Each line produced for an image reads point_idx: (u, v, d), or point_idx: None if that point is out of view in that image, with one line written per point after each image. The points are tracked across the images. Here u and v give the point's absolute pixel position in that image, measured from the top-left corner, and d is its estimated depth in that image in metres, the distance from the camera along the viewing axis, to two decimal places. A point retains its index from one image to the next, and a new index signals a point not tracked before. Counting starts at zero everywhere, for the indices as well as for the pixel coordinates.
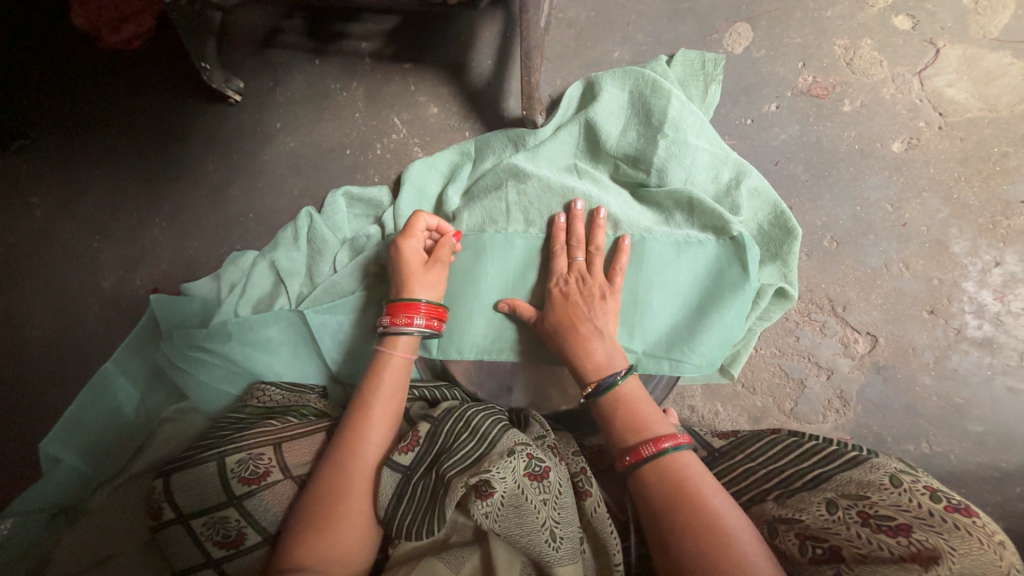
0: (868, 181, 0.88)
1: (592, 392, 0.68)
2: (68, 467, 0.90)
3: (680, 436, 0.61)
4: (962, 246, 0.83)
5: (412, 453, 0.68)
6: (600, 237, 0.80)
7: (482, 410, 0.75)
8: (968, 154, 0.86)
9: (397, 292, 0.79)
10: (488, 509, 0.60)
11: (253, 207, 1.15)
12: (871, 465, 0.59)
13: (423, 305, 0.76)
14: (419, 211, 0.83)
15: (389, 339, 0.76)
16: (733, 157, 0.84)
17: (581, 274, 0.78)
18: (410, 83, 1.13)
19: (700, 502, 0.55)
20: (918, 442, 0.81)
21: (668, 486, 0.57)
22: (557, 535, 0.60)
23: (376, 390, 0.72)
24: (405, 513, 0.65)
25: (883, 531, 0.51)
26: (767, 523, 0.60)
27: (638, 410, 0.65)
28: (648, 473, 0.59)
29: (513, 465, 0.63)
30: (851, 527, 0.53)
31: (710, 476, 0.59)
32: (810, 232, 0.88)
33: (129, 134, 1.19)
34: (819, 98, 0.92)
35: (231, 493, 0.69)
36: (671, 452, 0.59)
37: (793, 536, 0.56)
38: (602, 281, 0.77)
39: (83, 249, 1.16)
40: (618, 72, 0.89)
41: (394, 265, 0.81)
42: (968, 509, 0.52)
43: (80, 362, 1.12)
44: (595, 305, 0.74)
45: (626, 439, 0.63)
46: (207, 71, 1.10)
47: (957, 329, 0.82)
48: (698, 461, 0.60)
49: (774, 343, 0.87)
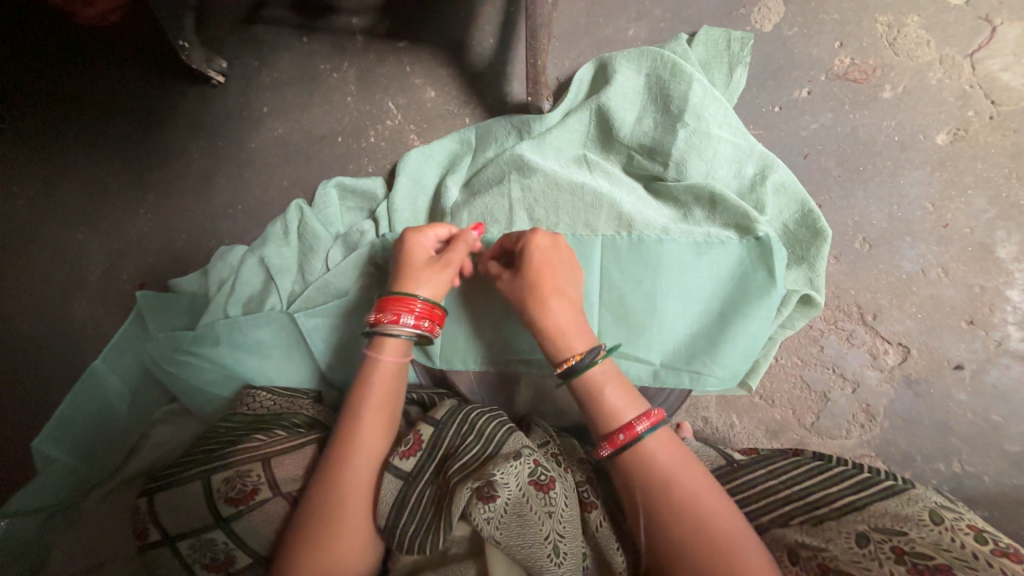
0: (907, 177, 0.80)
1: (568, 370, 0.60)
2: (60, 465, 0.85)
3: (653, 414, 0.58)
4: (1009, 251, 0.77)
5: (414, 459, 0.65)
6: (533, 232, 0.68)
7: (486, 411, 0.70)
8: (1021, 148, 0.79)
9: (394, 284, 0.72)
10: (490, 514, 0.56)
11: (241, 197, 1.08)
12: (910, 497, 0.55)
13: (419, 303, 0.68)
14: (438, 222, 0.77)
15: (377, 340, 0.68)
16: (759, 148, 0.77)
17: (548, 239, 0.68)
18: (406, 63, 1.04)
19: (682, 489, 0.53)
20: (948, 461, 0.76)
21: (650, 479, 0.54)
22: (561, 550, 0.56)
23: (366, 399, 0.65)
24: (407, 523, 0.61)
25: (920, 573, 0.46)
26: (786, 548, 0.55)
27: (615, 389, 0.59)
28: (627, 465, 0.56)
29: (516, 470, 0.59)
30: (885, 564, 0.49)
31: (684, 453, 0.57)
32: (841, 233, 0.81)
33: (106, 118, 1.11)
34: (856, 83, 0.84)
35: (218, 515, 0.65)
36: (649, 433, 0.56)
37: (815, 566, 0.52)
38: (564, 246, 0.69)
39: (63, 241, 1.10)
40: (634, 53, 0.81)
41: (397, 258, 0.74)
42: (1019, 555, 0.48)
43: (59, 361, 1.06)
44: (565, 273, 0.67)
45: (605, 423, 0.58)
46: (187, 50, 1.02)
47: (997, 341, 0.76)
48: (673, 437, 0.58)
49: (796, 352, 0.82)
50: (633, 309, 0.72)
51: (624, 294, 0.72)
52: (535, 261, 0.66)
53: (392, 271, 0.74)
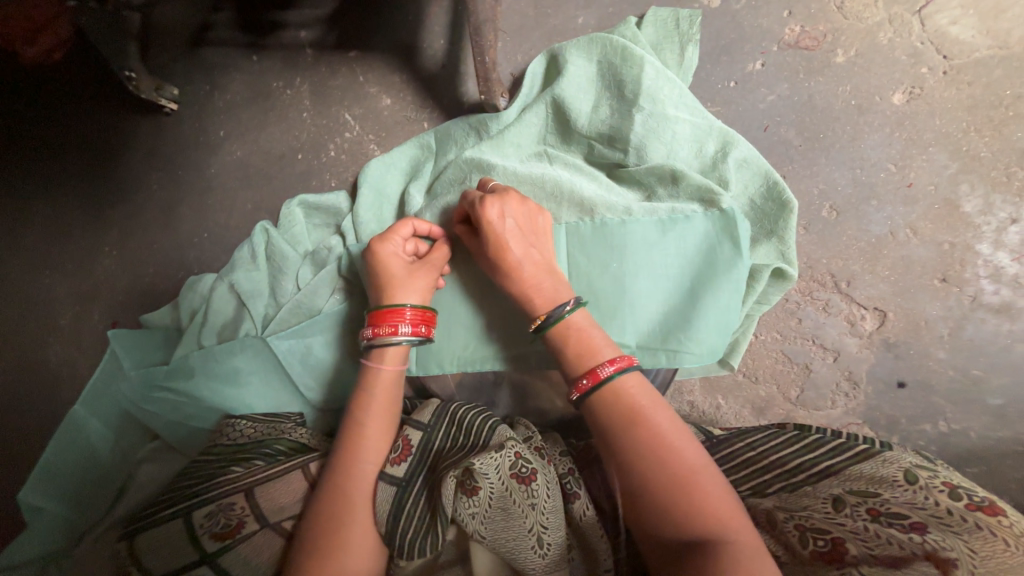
0: (868, 140, 0.83)
1: (540, 326, 0.62)
2: (52, 515, 0.82)
3: (620, 359, 0.57)
4: (974, 205, 0.81)
5: (406, 464, 0.63)
6: (488, 207, 0.65)
7: (473, 406, 0.68)
8: (976, 100, 0.81)
9: (378, 299, 0.70)
10: (475, 508, 0.56)
11: (206, 225, 1.06)
12: (885, 459, 0.54)
13: (409, 311, 0.67)
14: (405, 219, 0.73)
15: (376, 352, 0.68)
16: (718, 125, 0.76)
17: (498, 207, 0.66)
18: (359, 73, 1.02)
19: (650, 430, 0.52)
20: (934, 421, 0.81)
21: (618, 421, 0.54)
22: (545, 541, 0.55)
23: (367, 408, 0.65)
24: (406, 528, 0.58)
25: (895, 527, 0.45)
26: (764, 513, 0.53)
27: (584, 336, 0.60)
28: (598, 407, 0.55)
29: (498, 462, 0.58)
30: (860, 525, 0.47)
31: (655, 396, 0.55)
32: (808, 202, 0.84)
33: (62, 157, 1.08)
34: (809, 51, 0.86)
35: (203, 551, 0.62)
36: (616, 378, 0.56)
37: (793, 528, 0.49)
38: (522, 210, 0.67)
39: (31, 286, 1.07)
40: (583, 40, 0.80)
41: (371, 271, 0.71)
42: (994, 508, 0.47)
43: (41, 410, 1.04)
44: (525, 237, 0.66)
45: (575, 370, 0.59)
46: (135, 79, 1.00)
47: (970, 296, 0.81)
48: (644, 379, 0.57)
49: (775, 327, 0.85)
50: (603, 295, 0.71)
51: (592, 279, 0.71)
52: (490, 233, 0.65)
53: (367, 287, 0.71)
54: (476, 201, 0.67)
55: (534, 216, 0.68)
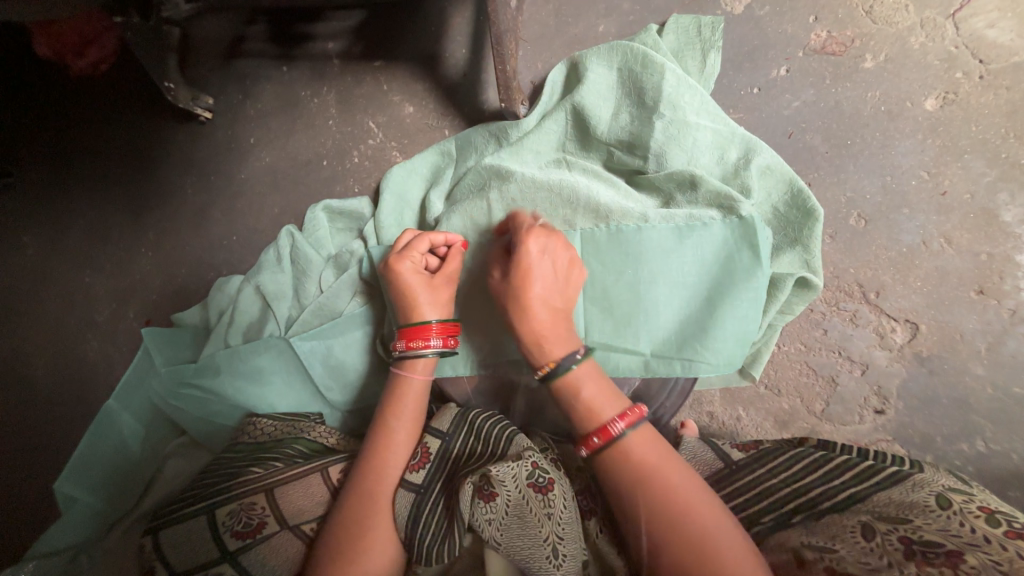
0: (898, 147, 0.82)
1: (546, 375, 0.61)
2: (86, 507, 0.85)
3: (630, 413, 0.57)
4: (1013, 214, 0.78)
5: (424, 471, 0.63)
6: (532, 243, 0.64)
7: (490, 414, 0.68)
8: (1015, 106, 0.79)
9: (402, 315, 0.70)
10: (492, 515, 0.56)
11: (236, 228, 1.10)
12: (915, 483, 0.51)
13: (433, 326, 0.68)
14: (422, 233, 0.73)
15: (406, 362, 0.69)
16: (741, 132, 0.75)
17: (540, 244, 0.65)
18: (384, 82, 1.05)
19: (662, 488, 0.52)
20: (971, 440, 0.77)
21: (628, 479, 0.54)
22: (560, 552, 0.54)
23: (397, 415, 0.66)
24: (423, 536, 0.58)
25: (928, 561, 0.42)
26: (791, 552, 0.50)
27: (595, 390, 0.60)
28: (610, 465, 0.56)
29: (515, 471, 0.58)
30: (889, 556, 0.44)
31: (669, 452, 0.56)
32: (835, 210, 0.83)
33: (105, 162, 1.14)
34: (836, 56, 0.85)
35: (224, 549, 0.63)
36: (626, 434, 0.56)
37: (819, 566, 0.46)
38: (557, 252, 0.66)
39: (71, 285, 1.12)
40: (604, 49, 0.80)
41: (390, 289, 0.71)
42: None
43: (78, 403, 1.08)
44: (557, 278, 0.65)
45: (584, 423, 0.59)
46: (172, 90, 1.05)
47: (1010, 309, 0.77)
48: (656, 434, 0.57)
49: (799, 338, 0.83)
50: (618, 301, 0.70)
51: (608, 285, 0.71)
52: (521, 270, 0.64)
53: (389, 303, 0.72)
54: (522, 231, 0.66)
55: (572, 266, 0.67)
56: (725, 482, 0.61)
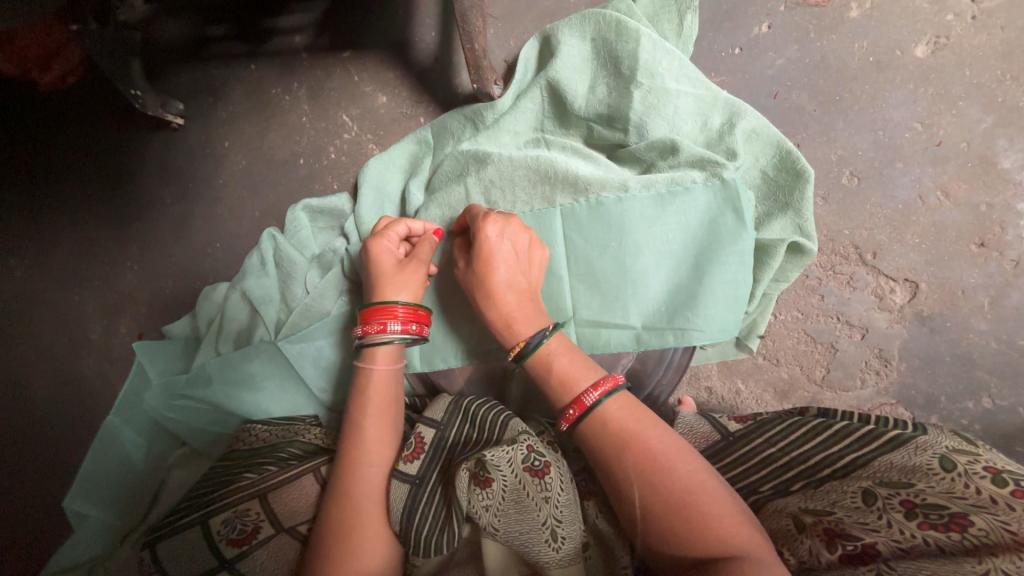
0: (890, 99, 0.78)
1: (518, 354, 0.60)
2: (88, 526, 0.84)
3: (605, 382, 0.56)
4: (1012, 159, 0.75)
5: (418, 461, 0.61)
6: (488, 226, 0.64)
7: (487, 400, 0.67)
8: (1010, 46, 0.76)
9: (370, 297, 0.70)
10: (489, 501, 0.55)
11: (219, 234, 1.08)
12: (918, 446, 0.49)
13: (399, 309, 0.66)
14: (400, 218, 0.74)
15: (368, 351, 0.67)
16: (723, 96, 0.72)
17: (499, 226, 0.64)
18: (354, 72, 1.03)
19: (639, 453, 0.51)
20: (977, 397, 0.76)
21: (606, 448, 0.53)
22: (559, 535, 0.53)
23: (365, 411, 0.64)
24: (419, 528, 0.57)
25: (933, 525, 0.41)
26: (790, 518, 0.49)
27: (569, 363, 0.58)
28: (588, 436, 0.54)
29: (510, 455, 0.56)
30: (892, 520, 0.43)
31: (645, 413, 0.55)
32: (827, 170, 0.80)
33: (80, 177, 1.11)
34: (818, 8, 0.82)
35: (221, 557, 0.62)
36: (603, 402, 0.54)
37: (820, 532, 0.45)
38: (517, 232, 0.65)
39: (57, 304, 1.10)
40: (576, 19, 0.77)
41: (367, 271, 0.71)
42: None
43: (75, 423, 1.07)
44: (520, 258, 0.65)
45: (560, 398, 0.57)
46: (139, 98, 1.00)
47: (1013, 260, 0.75)
48: (634, 399, 0.56)
49: (795, 306, 0.81)
50: (604, 275, 0.68)
51: (592, 259, 0.69)
52: (485, 252, 0.63)
53: (363, 283, 0.71)
54: (479, 217, 0.66)
55: (533, 246, 0.66)
56: (720, 455, 0.59)
